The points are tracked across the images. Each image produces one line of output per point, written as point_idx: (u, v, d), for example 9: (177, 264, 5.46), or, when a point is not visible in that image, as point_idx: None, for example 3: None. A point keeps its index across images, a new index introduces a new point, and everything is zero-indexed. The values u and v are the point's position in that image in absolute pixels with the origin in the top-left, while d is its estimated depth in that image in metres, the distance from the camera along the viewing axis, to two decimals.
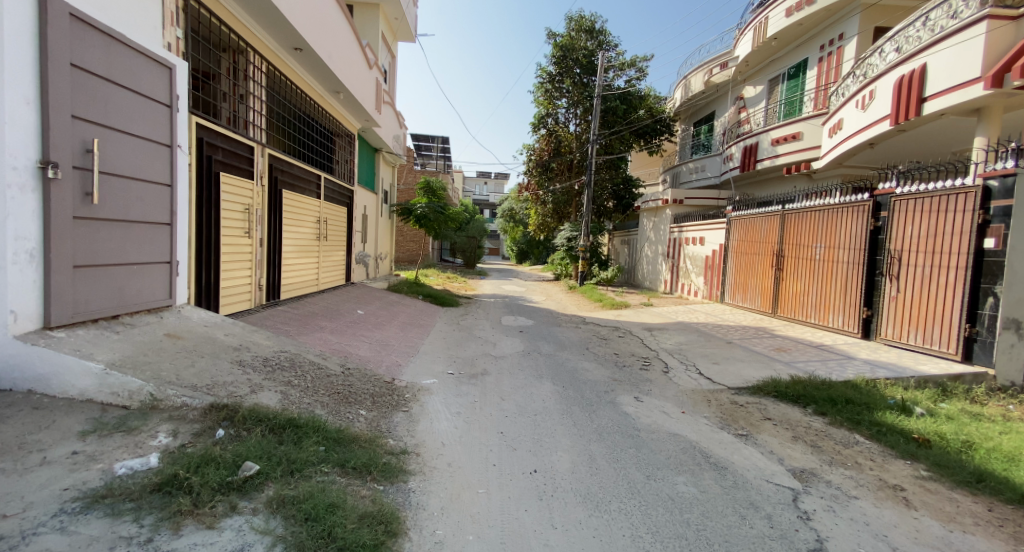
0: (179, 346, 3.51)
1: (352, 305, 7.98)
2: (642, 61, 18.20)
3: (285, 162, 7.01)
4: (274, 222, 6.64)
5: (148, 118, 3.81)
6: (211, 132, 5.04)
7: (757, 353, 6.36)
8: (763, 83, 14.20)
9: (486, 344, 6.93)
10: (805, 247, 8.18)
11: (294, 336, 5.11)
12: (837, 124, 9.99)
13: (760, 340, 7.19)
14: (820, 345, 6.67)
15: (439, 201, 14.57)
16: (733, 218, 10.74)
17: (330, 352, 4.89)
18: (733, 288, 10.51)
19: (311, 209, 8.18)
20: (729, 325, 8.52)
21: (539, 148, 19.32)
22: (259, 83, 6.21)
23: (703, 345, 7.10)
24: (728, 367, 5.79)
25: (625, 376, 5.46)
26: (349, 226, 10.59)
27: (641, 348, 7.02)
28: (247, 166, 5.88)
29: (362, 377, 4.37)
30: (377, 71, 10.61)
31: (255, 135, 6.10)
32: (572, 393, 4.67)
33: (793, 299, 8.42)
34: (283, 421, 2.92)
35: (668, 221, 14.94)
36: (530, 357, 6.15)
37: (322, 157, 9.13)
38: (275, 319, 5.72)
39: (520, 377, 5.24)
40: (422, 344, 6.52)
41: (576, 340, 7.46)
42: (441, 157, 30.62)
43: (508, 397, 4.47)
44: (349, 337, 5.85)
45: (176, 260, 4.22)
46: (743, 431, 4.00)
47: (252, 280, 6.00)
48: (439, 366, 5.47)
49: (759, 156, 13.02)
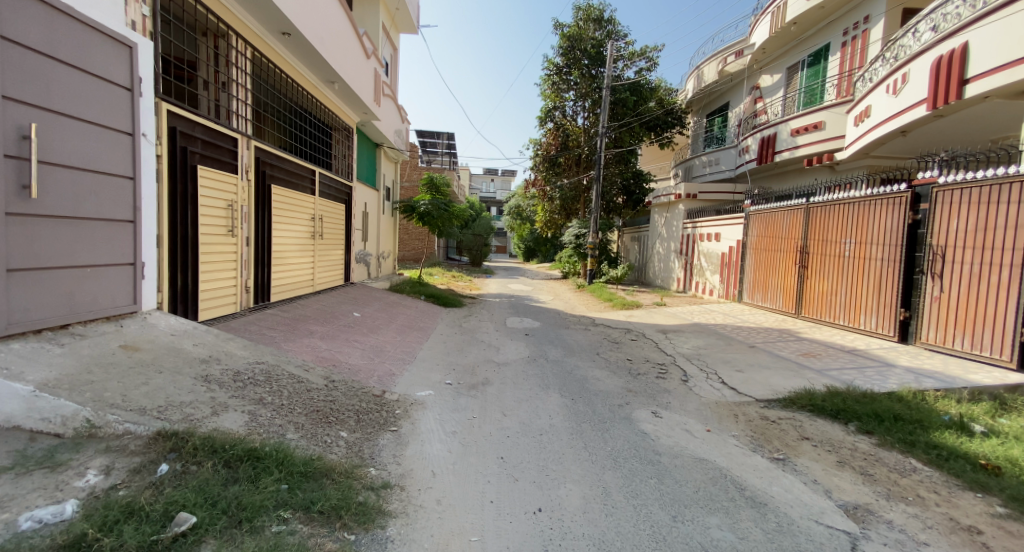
0: (135, 360, 3.08)
1: (349, 307, 7.56)
2: (653, 51, 17.53)
3: (275, 156, 6.58)
4: (261, 220, 6.22)
5: (103, 102, 3.42)
6: (187, 121, 4.65)
7: (784, 360, 5.82)
8: (781, 71, 13.51)
9: (489, 349, 6.46)
10: (832, 243, 7.56)
11: (276, 345, 4.66)
12: (863, 112, 9.34)
13: (786, 344, 6.64)
14: (854, 350, 6.10)
15: (442, 198, 14.13)
16: (751, 213, 10.15)
17: (315, 362, 4.45)
18: (752, 286, 9.93)
19: (306, 206, 7.78)
20: (749, 326, 7.96)
21: (546, 143, 18.80)
22: (245, 70, 5.79)
23: (723, 349, 6.56)
24: (755, 376, 5.26)
25: (641, 386, 4.96)
26: (347, 224, 10.17)
27: (656, 353, 6.51)
28: (231, 159, 5.48)
29: (347, 391, 3.92)
30: (377, 62, 10.15)
31: (239, 126, 5.67)
32: (582, 408, 4.18)
33: (818, 298, 7.83)
34: (242, 452, 2.48)
35: (681, 217, 14.35)
36: (536, 364, 5.67)
37: (318, 151, 8.72)
38: (260, 324, 5.30)
39: (525, 387, 4.77)
40: (421, 350, 6.07)
41: (586, 344, 6.96)
42: (447, 153, 30.21)
43: (511, 413, 4.00)
44: (340, 344, 5.41)
45: (141, 261, 3.82)
46: (780, 454, 3.47)
47: (238, 280, 5.61)
48: (437, 375, 5.02)
49: (777, 147, 12.36)
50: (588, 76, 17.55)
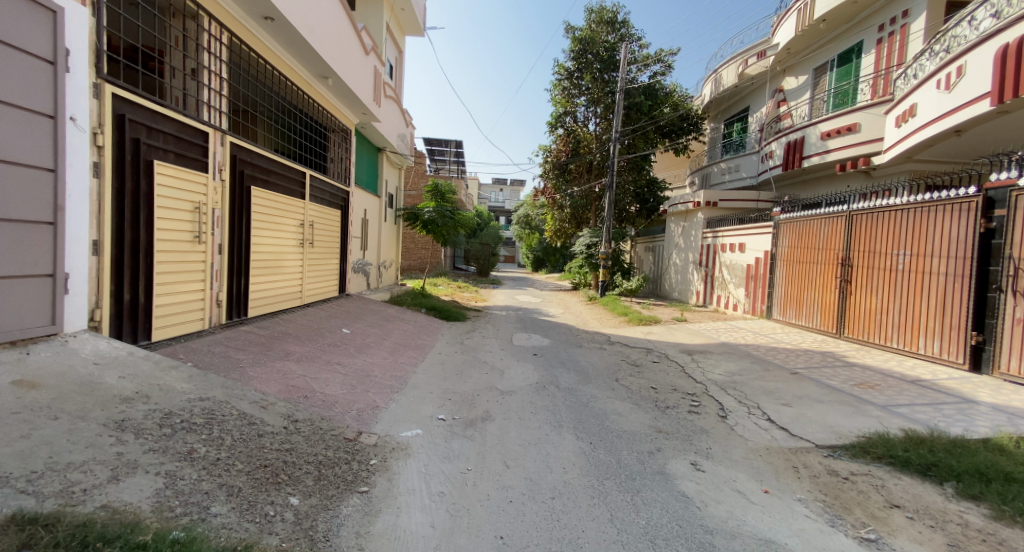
0: (24, 402, 2.35)
1: (338, 322, 6.85)
2: (668, 55, 16.88)
3: (256, 155, 5.95)
4: (238, 226, 5.55)
5: (19, 76, 2.82)
6: (144, 111, 4.03)
7: (837, 391, 4.96)
8: (807, 72, 12.73)
9: (492, 373, 5.67)
10: (881, 255, 6.68)
11: (237, 374, 3.93)
12: (908, 110, 8.50)
13: (834, 370, 5.75)
14: (918, 380, 5.21)
15: (448, 205, 13.53)
16: (782, 221, 9.32)
17: (281, 396, 3.70)
18: (783, 302, 9.05)
19: (294, 211, 7.15)
20: (786, 348, 7.08)
21: (556, 149, 18.23)
22: (219, 57, 5.18)
23: (762, 377, 5.69)
24: (807, 414, 4.40)
25: (671, 424, 4.13)
26: (344, 232, 9.53)
27: (683, 379, 5.68)
28: (202, 156, 4.84)
29: (313, 435, 3.16)
30: (377, 60, 9.55)
31: (213, 119, 5.04)
32: (603, 457, 3.37)
33: (864, 317, 6.93)
34: (123, 550, 1.70)
35: (701, 226, 13.53)
36: (545, 393, 4.89)
37: (311, 153, 8.09)
38: (227, 346, 4.58)
39: (532, 426, 3.96)
40: (414, 374, 5.32)
41: (602, 368, 6.13)
42: (455, 162, 29.84)
43: (516, 464, 3.20)
44: (318, 370, 4.66)
45: (63, 272, 3.17)
46: (870, 532, 2.59)
47: (207, 292, 4.95)
48: (428, 409, 4.24)
49: (805, 152, 11.52)
50: (601, 80, 16.86)
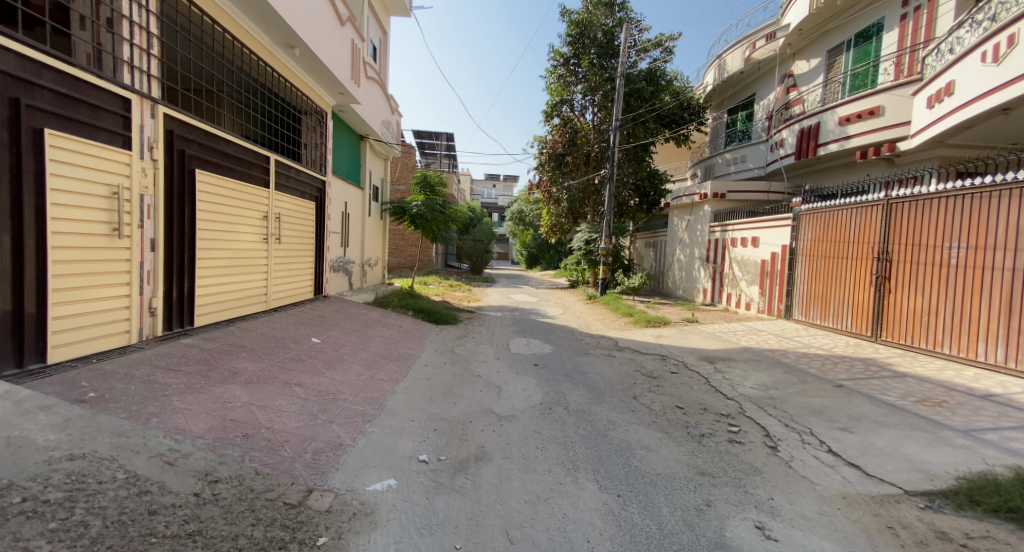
0: None
1: (308, 330, 5.92)
2: (669, 40, 16.04)
3: (201, 133, 4.97)
4: (179, 218, 4.61)
5: None
6: (30, 64, 3.08)
7: (902, 411, 4.14)
8: (821, 54, 11.94)
9: (486, 390, 4.78)
10: (927, 249, 5.88)
11: (155, 410, 3.00)
12: (944, 88, 7.69)
13: (886, 382, 4.95)
14: (991, 395, 4.41)
15: (438, 198, 12.62)
16: (804, 213, 8.52)
17: (208, 441, 2.77)
18: (806, 301, 8.28)
19: (256, 202, 6.18)
20: (819, 353, 6.28)
21: (552, 140, 17.34)
22: (145, 7, 4.20)
23: (803, 392, 4.86)
24: (876, 443, 3.57)
25: (714, 463, 3.27)
26: (320, 227, 8.57)
27: (711, 395, 4.86)
28: (123, 129, 3.91)
29: (237, 506, 2.24)
30: (355, 34, 8.52)
31: (140, 85, 4.10)
32: (639, 521, 2.50)
33: (906, 318, 6.16)
34: None
35: (707, 219, 12.76)
36: (552, 418, 4.01)
37: (279, 136, 7.11)
38: (154, 367, 3.64)
39: (539, 469, 3.08)
40: (393, 395, 4.42)
41: (615, 381, 5.27)
42: (447, 156, 28.92)
43: (523, 538, 2.31)
44: (270, 395, 3.73)
45: None
46: None
47: (134, 298, 4.04)
48: (407, 446, 3.34)
49: (822, 139, 10.74)
50: (599, 67, 15.97)
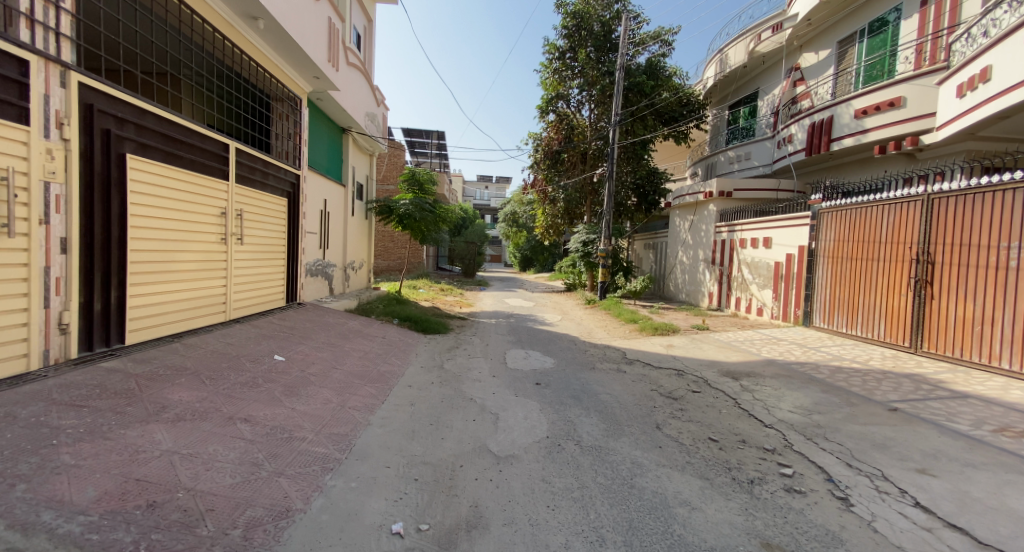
0: None
1: (272, 345, 5.08)
2: (669, 33, 15.44)
3: (138, 111, 4.14)
4: (102, 213, 3.76)
5: None
6: None
7: (983, 446, 3.41)
8: (831, 44, 11.35)
9: (480, 420, 3.98)
10: (978, 250, 5.20)
11: (26, 471, 2.16)
12: (977, 75, 6.99)
13: (947, 405, 4.24)
14: None
15: (428, 197, 11.81)
16: (825, 210, 7.85)
17: (85, 523, 1.93)
18: (829, 307, 7.60)
19: (212, 196, 5.33)
20: (857, 368, 5.56)
21: (548, 137, 16.63)
22: None
23: (854, 417, 4.13)
24: (974, 493, 2.83)
25: (779, 527, 2.51)
26: (294, 226, 7.71)
27: (746, 422, 4.11)
28: (21, 99, 3.08)
29: None
30: (331, 12, 7.68)
31: (49, 47, 3.27)
32: None
33: (953, 328, 5.48)
34: None
35: (712, 219, 12.09)
36: (563, 462, 3.20)
37: (243, 122, 6.24)
38: (49, 403, 2.78)
39: (554, 544, 2.27)
40: (365, 430, 3.60)
41: (631, 405, 4.50)
42: (439, 155, 28.12)
43: None
44: (203, 437, 2.90)
45: None
46: None
47: (38, 312, 3.21)
48: (377, 509, 2.52)
49: (836, 133, 10.10)
50: (596, 61, 15.32)
